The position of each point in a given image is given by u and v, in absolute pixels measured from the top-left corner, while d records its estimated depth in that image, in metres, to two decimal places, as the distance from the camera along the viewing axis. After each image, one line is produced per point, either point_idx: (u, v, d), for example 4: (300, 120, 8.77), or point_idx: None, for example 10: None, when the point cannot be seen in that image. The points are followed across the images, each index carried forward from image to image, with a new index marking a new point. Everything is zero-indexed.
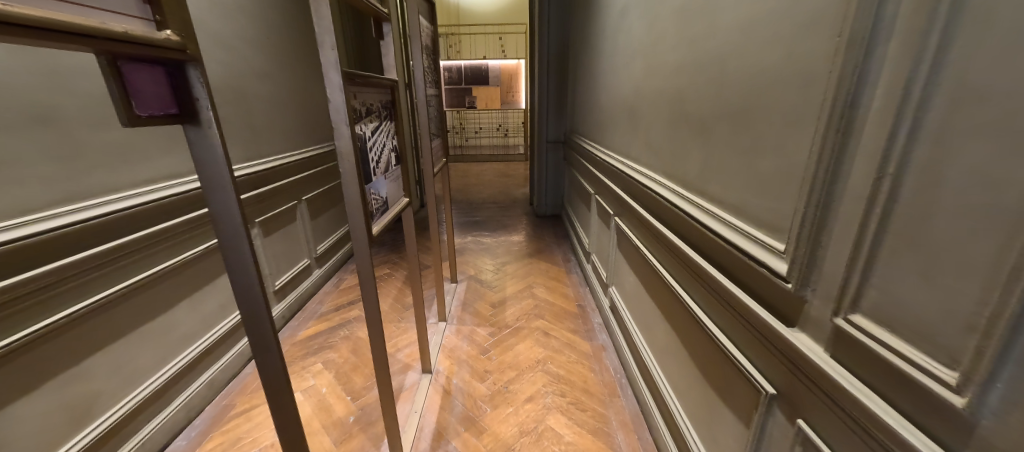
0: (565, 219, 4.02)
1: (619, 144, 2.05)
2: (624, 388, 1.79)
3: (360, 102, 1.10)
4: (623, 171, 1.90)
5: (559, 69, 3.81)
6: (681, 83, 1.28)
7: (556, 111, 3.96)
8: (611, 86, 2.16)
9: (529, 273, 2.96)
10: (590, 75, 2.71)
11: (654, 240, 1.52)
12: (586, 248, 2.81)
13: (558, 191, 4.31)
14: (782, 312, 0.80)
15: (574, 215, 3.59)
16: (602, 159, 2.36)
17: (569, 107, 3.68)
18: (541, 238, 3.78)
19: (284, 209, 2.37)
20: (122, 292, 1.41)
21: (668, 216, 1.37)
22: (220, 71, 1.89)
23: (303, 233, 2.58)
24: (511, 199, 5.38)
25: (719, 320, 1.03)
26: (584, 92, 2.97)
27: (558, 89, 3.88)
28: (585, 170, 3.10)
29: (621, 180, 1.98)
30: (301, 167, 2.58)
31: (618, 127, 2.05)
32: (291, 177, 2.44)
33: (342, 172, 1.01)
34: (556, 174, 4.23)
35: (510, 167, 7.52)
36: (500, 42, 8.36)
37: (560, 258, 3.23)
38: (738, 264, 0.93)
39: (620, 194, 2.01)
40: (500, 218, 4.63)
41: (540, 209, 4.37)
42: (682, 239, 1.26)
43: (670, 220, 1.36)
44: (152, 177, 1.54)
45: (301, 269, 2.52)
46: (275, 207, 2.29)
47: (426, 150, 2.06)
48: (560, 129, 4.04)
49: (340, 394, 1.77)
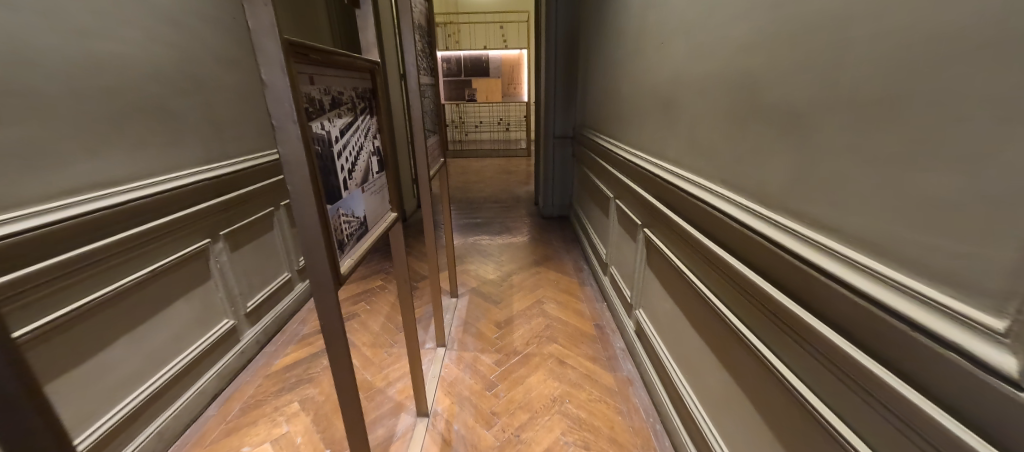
0: (574, 222, 3.71)
1: (647, 142, 1.73)
2: (659, 436, 1.50)
3: (319, 88, 0.78)
4: (654, 175, 1.59)
5: (568, 58, 3.47)
6: (751, 66, 0.97)
7: (564, 105, 3.63)
8: (637, 75, 1.83)
9: (538, 285, 2.65)
10: (607, 63, 2.38)
11: (700, 261, 1.26)
12: (603, 258, 2.50)
13: (565, 191, 3.99)
14: (948, 400, 0.56)
15: (585, 217, 3.28)
16: (622, 159, 2.05)
17: (579, 100, 3.35)
18: (548, 243, 3.47)
19: (258, 218, 2.05)
20: (31, 336, 1.10)
21: (722, 235, 1.10)
22: (170, 56, 1.57)
23: (282, 243, 2.26)
24: (514, 198, 5.07)
25: (840, 403, 0.75)
26: (599, 84, 2.64)
27: (566, 80, 3.54)
28: (599, 171, 2.78)
29: (651, 185, 1.67)
30: (279, 168, 2.26)
31: (647, 122, 1.73)
32: (266, 180, 2.12)
33: (291, 190, 0.70)
34: (564, 172, 3.90)
35: (510, 163, 7.19)
36: (500, 31, 8.02)
37: (571, 266, 2.92)
38: (883, 333, 0.63)
39: (649, 202, 1.70)
40: (503, 219, 4.31)
41: (546, 209, 4.06)
42: (745, 265, 0.99)
43: (722, 239, 1.10)
44: (73, 187, 1.22)
45: (280, 285, 2.21)
46: (247, 215, 1.97)
47: (422, 150, 1.75)
48: (568, 123, 3.70)
49: (317, 446, 1.47)
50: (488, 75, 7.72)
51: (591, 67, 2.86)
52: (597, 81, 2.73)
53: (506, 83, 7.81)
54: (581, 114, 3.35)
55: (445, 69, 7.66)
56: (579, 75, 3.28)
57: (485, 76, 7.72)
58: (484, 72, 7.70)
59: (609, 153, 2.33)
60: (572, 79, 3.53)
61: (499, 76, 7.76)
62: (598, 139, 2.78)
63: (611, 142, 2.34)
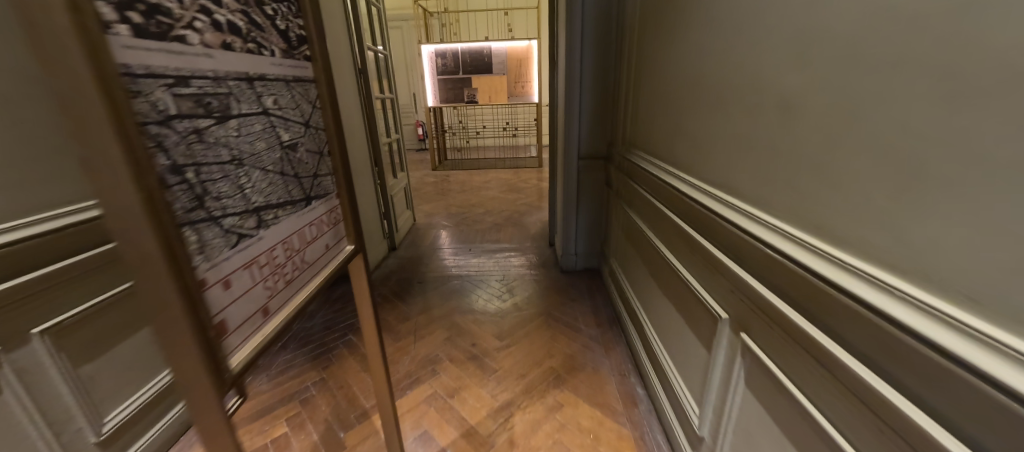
0: (609, 284, 2.48)
1: (823, 220, 0.74)
2: None
3: None
4: (865, 317, 0.64)
5: (602, 41, 2.25)
6: None
7: (595, 114, 2.40)
8: (862, 57, 0.64)
9: (560, 447, 1.45)
10: (706, 36, 1.16)
11: (881, 444, 0.65)
12: (688, 417, 1.29)
13: (594, 234, 2.76)
14: None
15: (631, 291, 2.06)
16: (720, 220, 1.05)
17: (620, 105, 2.15)
18: (573, 322, 2.24)
19: (94, 308, 1.27)
20: None
21: None
22: None
23: (63, 399, 1.19)
24: (521, 230, 3.86)
25: None
26: (673, 82, 1.44)
27: (601, 77, 2.32)
28: (662, 235, 1.56)
29: (827, 314, 0.74)
30: (52, 254, 1.15)
31: (840, 170, 0.69)
32: (95, 247, 1.28)
33: None
34: (593, 208, 2.68)
35: (517, 177, 5.99)
36: (505, 19, 6.92)
37: (616, 392, 1.70)
38: None
39: (815, 347, 0.76)
40: (504, 265, 3.09)
41: (566, 259, 2.84)
42: None
43: None
44: None
45: (120, 427, 1.34)
46: (53, 315, 1.16)
47: (213, 290, 0.54)
48: (599, 140, 2.48)
49: None
50: (491, 72, 6.56)
51: (652, 51, 1.65)
52: (663, 75, 1.53)
53: (512, 81, 6.60)
54: (622, 129, 2.13)
55: (440, 65, 6.52)
56: (623, 67, 2.06)
57: (489, 72, 6.55)
58: (487, 68, 6.54)
59: (709, 216, 1.11)
60: (610, 75, 2.31)
61: (504, 72, 6.56)
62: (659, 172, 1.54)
63: (713, 190, 1.11)
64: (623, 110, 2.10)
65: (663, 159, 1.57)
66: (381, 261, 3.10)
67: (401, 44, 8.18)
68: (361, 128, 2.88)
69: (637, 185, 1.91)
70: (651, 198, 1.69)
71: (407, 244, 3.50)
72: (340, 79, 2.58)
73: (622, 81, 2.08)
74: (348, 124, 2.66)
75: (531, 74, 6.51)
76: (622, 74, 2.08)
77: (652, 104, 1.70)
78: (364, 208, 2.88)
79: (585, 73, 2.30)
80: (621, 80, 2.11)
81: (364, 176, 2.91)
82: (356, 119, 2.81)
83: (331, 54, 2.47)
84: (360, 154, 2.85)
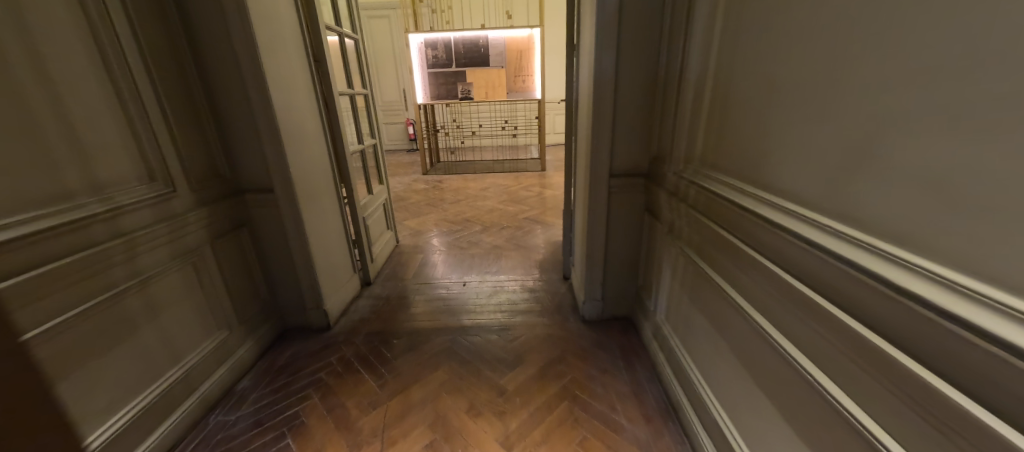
0: (653, 348, 1.82)
1: None
2: None
3: None
4: None
5: (650, 18, 1.63)
6: None
7: (634, 116, 1.78)
8: None
9: None
10: None
11: None
12: None
13: (627, 274, 2.09)
14: None
15: (706, 379, 1.40)
16: None
17: (676, 105, 1.51)
18: (612, 412, 1.58)
19: None
20: None
21: None
22: None
23: None
24: (526, 254, 3.21)
25: None
26: (845, 68, 0.80)
27: (643, 66, 1.71)
28: (821, 349, 0.88)
29: None
30: None
31: None
32: None
33: None
34: (627, 240, 2.01)
35: (517, 183, 5.33)
36: (503, 6, 6.26)
37: None
38: None
39: None
40: (507, 306, 2.43)
41: (588, 306, 2.16)
42: None
43: None
44: None
45: None
46: None
47: None
48: (637, 151, 1.84)
49: None
50: (488, 65, 5.89)
51: (768, 23, 1.02)
52: (804, 60, 0.90)
53: (511, 75, 5.93)
54: (682, 138, 1.48)
55: (431, 57, 5.87)
56: (687, 47, 1.42)
57: (485, 65, 5.90)
58: (483, 61, 5.88)
59: None
60: (657, 63, 1.70)
61: (502, 66, 5.90)
62: (811, 237, 0.86)
63: None
64: (684, 111, 1.45)
65: (815, 207, 0.90)
66: (348, 303, 2.42)
67: (388, 36, 7.51)
68: (322, 135, 2.22)
69: (724, 232, 1.24)
70: (775, 270, 1.01)
71: (385, 275, 2.82)
72: (289, 71, 1.93)
73: (683, 68, 1.45)
74: (302, 131, 2.01)
75: (532, 68, 5.85)
76: (684, 59, 1.44)
77: (764, 113, 1.06)
78: (325, 238, 2.21)
79: (621, 60, 1.69)
80: (681, 67, 1.47)
81: (326, 197, 2.24)
82: (315, 125, 2.15)
83: (273, 35, 1.81)
84: (320, 169, 2.18)
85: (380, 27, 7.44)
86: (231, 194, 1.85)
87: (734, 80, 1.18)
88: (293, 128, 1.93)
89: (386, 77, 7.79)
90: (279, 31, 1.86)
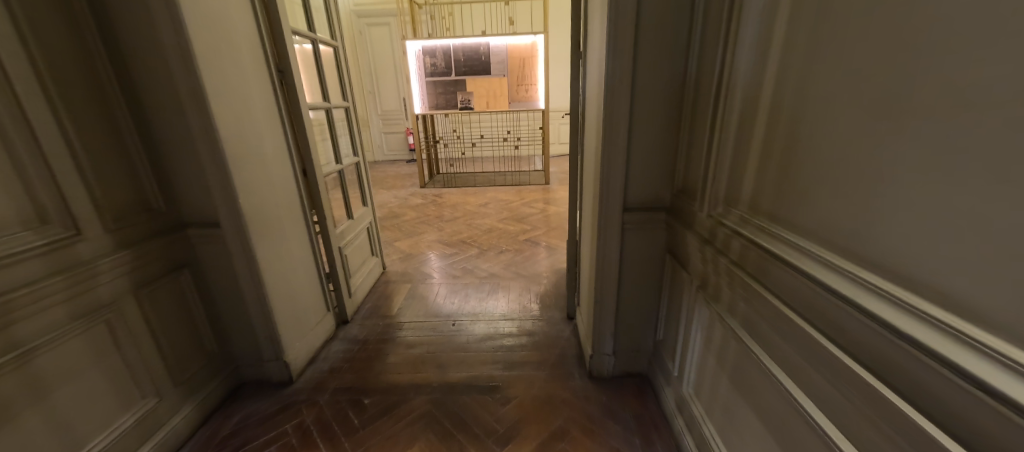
0: (676, 424, 1.47)
1: None
2: None
3: None
4: None
5: (672, 22, 1.33)
6: None
7: (654, 137, 1.46)
8: None
9: None
10: None
11: None
12: None
13: (643, 324, 1.74)
14: None
15: None
16: None
17: (707, 127, 1.19)
18: None
19: None
20: None
21: None
22: None
23: None
24: (526, 282, 2.88)
25: None
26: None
27: (665, 78, 1.39)
28: None
29: None
30: None
31: None
32: None
33: None
34: (642, 285, 1.67)
35: (519, 198, 5.02)
36: (505, 12, 6.00)
37: None
38: None
39: None
40: (500, 352, 2.09)
41: (595, 361, 1.81)
42: None
43: None
44: None
45: None
46: None
47: None
48: (655, 180, 1.51)
49: None
50: (489, 74, 5.61)
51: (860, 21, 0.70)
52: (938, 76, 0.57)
53: (513, 84, 5.63)
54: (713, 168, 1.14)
55: (429, 66, 5.53)
56: (725, 57, 1.10)
57: (485, 73, 5.61)
58: (483, 70, 5.59)
59: None
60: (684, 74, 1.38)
61: (504, 74, 5.61)
62: (970, 370, 0.53)
63: None
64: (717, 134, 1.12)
65: (996, 323, 0.53)
66: (319, 349, 2.10)
67: (387, 43, 7.28)
68: (286, 155, 1.91)
69: (788, 311, 0.88)
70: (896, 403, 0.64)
71: (365, 311, 2.50)
72: (240, 83, 1.63)
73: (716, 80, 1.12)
74: (257, 153, 1.70)
75: (535, 76, 5.54)
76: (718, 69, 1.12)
77: (861, 148, 0.71)
78: (288, 276, 1.89)
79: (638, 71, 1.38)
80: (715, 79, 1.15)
81: (290, 228, 1.93)
82: (277, 145, 1.85)
83: (220, 40, 1.51)
84: (283, 195, 1.87)
85: (380, 35, 7.22)
86: (167, 230, 1.55)
87: (808, 97, 0.82)
88: (244, 150, 1.62)
89: (386, 86, 7.55)
90: (228, 36, 1.56)
